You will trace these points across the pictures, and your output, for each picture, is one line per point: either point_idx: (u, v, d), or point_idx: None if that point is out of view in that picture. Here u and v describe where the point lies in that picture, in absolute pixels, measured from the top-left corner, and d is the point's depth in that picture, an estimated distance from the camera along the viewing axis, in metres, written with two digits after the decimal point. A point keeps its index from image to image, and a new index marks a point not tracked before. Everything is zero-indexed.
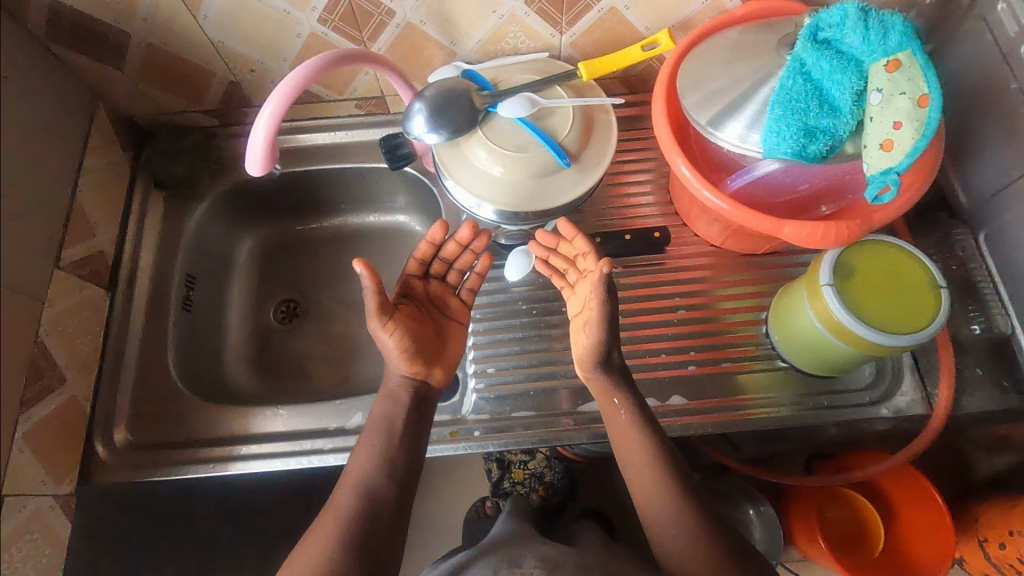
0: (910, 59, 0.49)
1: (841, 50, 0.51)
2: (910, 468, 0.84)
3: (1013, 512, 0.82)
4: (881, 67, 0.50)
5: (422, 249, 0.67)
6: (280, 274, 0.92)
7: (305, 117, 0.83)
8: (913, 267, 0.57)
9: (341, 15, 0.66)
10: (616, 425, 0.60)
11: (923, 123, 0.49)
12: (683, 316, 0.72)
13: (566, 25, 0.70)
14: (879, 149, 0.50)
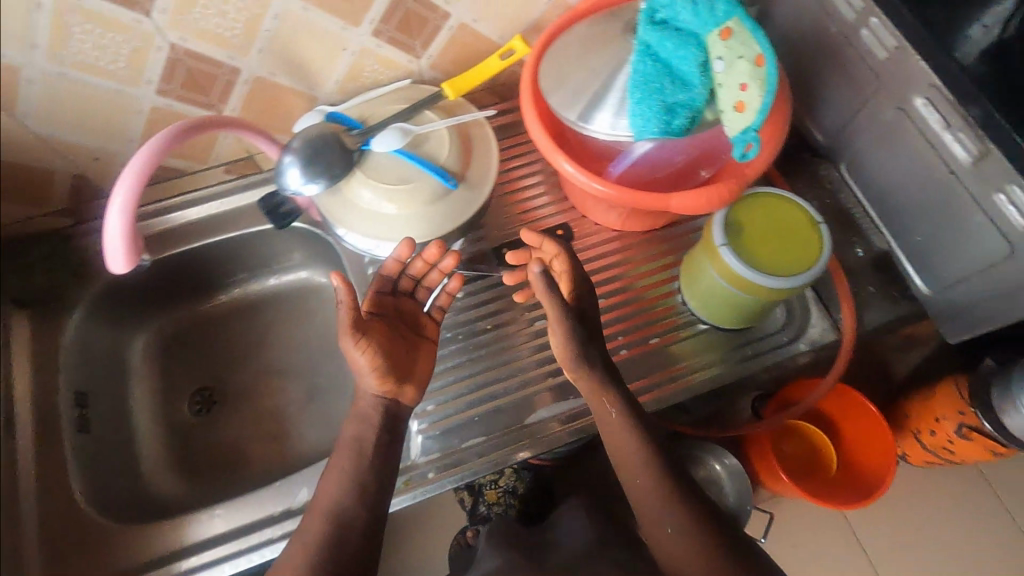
0: (739, 25, 0.53)
1: (680, 26, 0.54)
2: (843, 385, 0.90)
3: (935, 400, 0.90)
4: (716, 36, 0.53)
5: (389, 266, 0.64)
6: (185, 365, 0.84)
7: (171, 193, 0.77)
8: (793, 209, 0.61)
9: (181, 82, 0.62)
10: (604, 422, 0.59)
11: (765, 80, 0.51)
12: (604, 305, 0.73)
13: (421, 49, 0.69)
14: (734, 111, 0.53)
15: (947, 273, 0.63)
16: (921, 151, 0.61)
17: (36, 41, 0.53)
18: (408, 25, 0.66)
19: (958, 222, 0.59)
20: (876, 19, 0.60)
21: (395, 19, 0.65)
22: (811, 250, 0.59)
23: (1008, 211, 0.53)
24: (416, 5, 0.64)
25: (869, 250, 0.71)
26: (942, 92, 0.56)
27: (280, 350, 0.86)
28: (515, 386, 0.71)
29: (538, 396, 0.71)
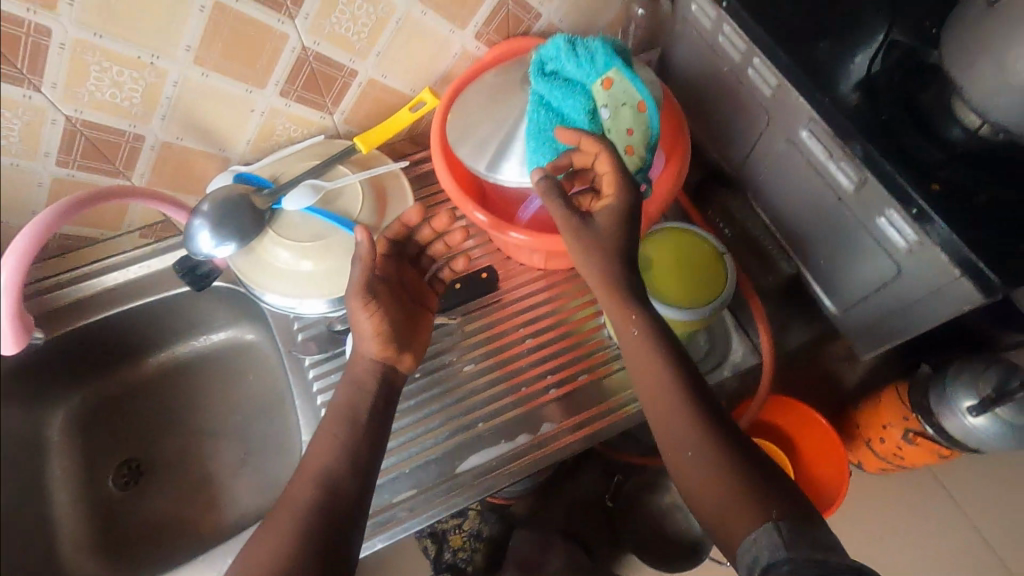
0: (618, 74, 0.55)
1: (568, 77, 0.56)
2: (789, 397, 0.92)
3: (882, 407, 0.92)
4: (599, 86, 0.56)
5: (394, 229, 0.64)
6: (110, 439, 0.80)
7: (85, 261, 0.75)
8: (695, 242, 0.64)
9: (82, 152, 0.61)
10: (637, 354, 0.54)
11: (648, 124, 0.56)
12: (529, 346, 0.75)
13: (332, 105, 0.70)
14: (626, 155, 0.56)
15: (848, 292, 0.66)
16: (810, 179, 0.64)
17: None
18: (315, 83, 0.67)
19: (851, 244, 0.62)
20: (758, 59, 0.63)
21: (301, 79, 0.65)
22: (715, 280, 0.61)
23: (889, 233, 0.56)
24: (320, 65, 0.65)
25: (778, 275, 0.73)
26: (820, 124, 0.59)
27: (212, 413, 0.84)
28: (445, 435, 0.70)
29: (468, 443, 0.70)
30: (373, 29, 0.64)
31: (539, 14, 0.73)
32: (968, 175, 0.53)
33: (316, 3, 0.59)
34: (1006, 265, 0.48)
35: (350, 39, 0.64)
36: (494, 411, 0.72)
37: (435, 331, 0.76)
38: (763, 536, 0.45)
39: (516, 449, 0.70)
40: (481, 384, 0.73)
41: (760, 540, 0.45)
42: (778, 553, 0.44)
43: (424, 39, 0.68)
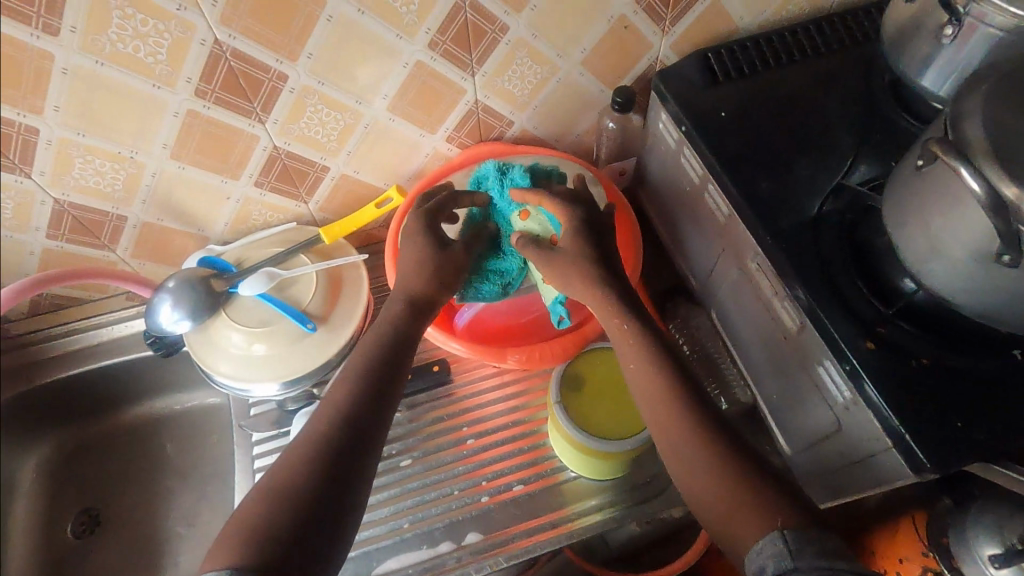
0: (537, 209, 0.66)
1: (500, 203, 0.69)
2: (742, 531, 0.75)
3: None
4: (520, 217, 0.67)
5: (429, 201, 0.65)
6: (77, 486, 0.85)
7: (73, 317, 0.79)
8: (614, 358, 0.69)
9: (69, 228, 0.67)
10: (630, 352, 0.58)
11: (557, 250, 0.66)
12: (472, 446, 0.73)
13: (306, 195, 0.74)
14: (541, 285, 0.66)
15: (796, 433, 0.61)
16: (760, 311, 0.61)
17: None
18: (288, 177, 0.71)
19: (797, 386, 0.58)
20: (712, 186, 0.63)
21: (274, 173, 0.70)
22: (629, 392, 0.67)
23: (827, 383, 0.53)
24: (292, 161, 0.69)
25: (733, 403, 0.69)
26: (766, 260, 0.57)
27: (175, 470, 0.88)
28: (369, 532, 0.68)
29: (390, 544, 0.67)
30: (342, 133, 0.68)
31: (511, 121, 0.75)
32: (910, 335, 0.50)
33: (285, 110, 0.63)
34: (927, 439, 0.46)
35: (320, 141, 0.68)
36: (423, 513, 0.69)
37: None
38: (769, 546, 0.44)
39: (438, 558, 0.67)
40: (414, 482, 0.71)
41: (762, 553, 0.44)
42: (783, 563, 0.42)
43: (393, 141, 0.72)
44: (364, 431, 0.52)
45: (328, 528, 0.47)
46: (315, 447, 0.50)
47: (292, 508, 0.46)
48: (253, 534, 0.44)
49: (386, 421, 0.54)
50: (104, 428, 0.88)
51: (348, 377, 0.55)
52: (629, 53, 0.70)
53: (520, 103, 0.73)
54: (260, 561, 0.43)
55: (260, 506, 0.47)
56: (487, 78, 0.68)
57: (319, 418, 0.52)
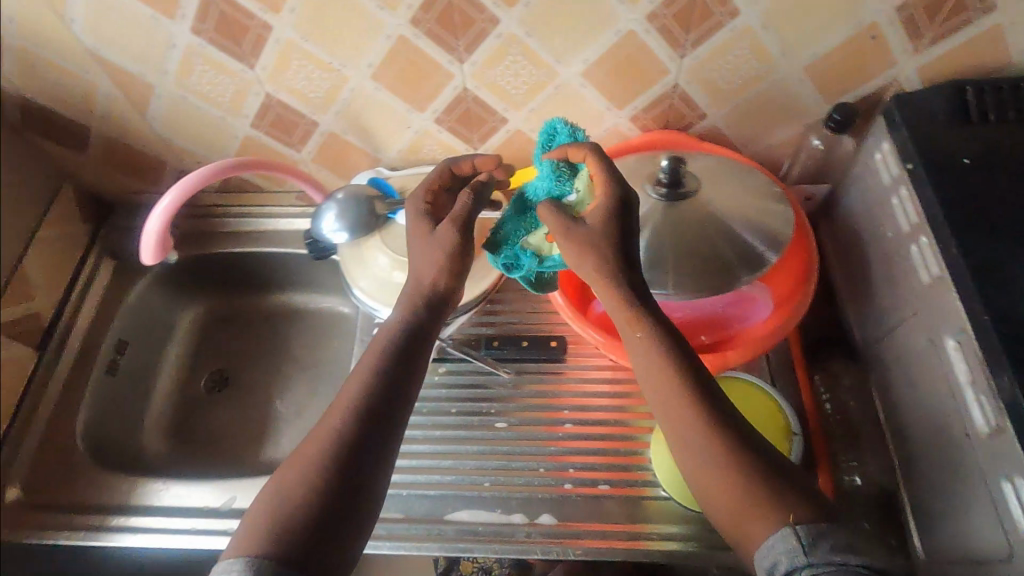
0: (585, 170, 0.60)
1: (557, 172, 0.59)
2: None
3: None
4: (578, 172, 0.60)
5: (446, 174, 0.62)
6: (217, 347, 0.96)
7: (256, 204, 0.91)
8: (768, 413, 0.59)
9: (270, 122, 0.73)
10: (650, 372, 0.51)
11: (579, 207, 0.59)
12: (569, 431, 0.72)
13: (478, 142, 0.75)
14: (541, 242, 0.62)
15: (943, 542, 0.53)
16: (940, 394, 0.53)
17: (166, 69, 0.67)
18: (467, 120, 0.72)
19: (966, 492, 0.50)
20: (925, 238, 0.54)
21: (457, 113, 0.71)
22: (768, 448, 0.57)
23: (1011, 502, 0.44)
24: (476, 106, 0.70)
25: (869, 483, 0.61)
26: (970, 339, 0.48)
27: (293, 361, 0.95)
28: (452, 478, 0.70)
29: (467, 497, 0.69)
30: (532, 88, 0.67)
31: (704, 114, 0.70)
32: None
33: (486, 54, 0.63)
34: None
35: (508, 92, 0.68)
36: (504, 478, 0.70)
37: (489, 377, 0.77)
38: (781, 541, 0.43)
39: (508, 527, 0.66)
40: (504, 446, 0.72)
41: (774, 545, 0.43)
42: (797, 558, 0.43)
43: (577, 109, 0.69)
44: (383, 420, 0.50)
45: (346, 520, 0.46)
46: (333, 438, 0.48)
47: (308, 504, 0.45)
48: (270, 529, 0.44)
49: (404, 406, 0.52)
50: (248, 305, 0.98)
51: (369, 359, 0.52)
52: (864, 68, 0.62)
53: (721, 97, 0.67)
54: (277, 556, 0.43)
55: (278, 499, 0.46)
56: (696, 63, 0.63)
57: (340, 407, 0.50)
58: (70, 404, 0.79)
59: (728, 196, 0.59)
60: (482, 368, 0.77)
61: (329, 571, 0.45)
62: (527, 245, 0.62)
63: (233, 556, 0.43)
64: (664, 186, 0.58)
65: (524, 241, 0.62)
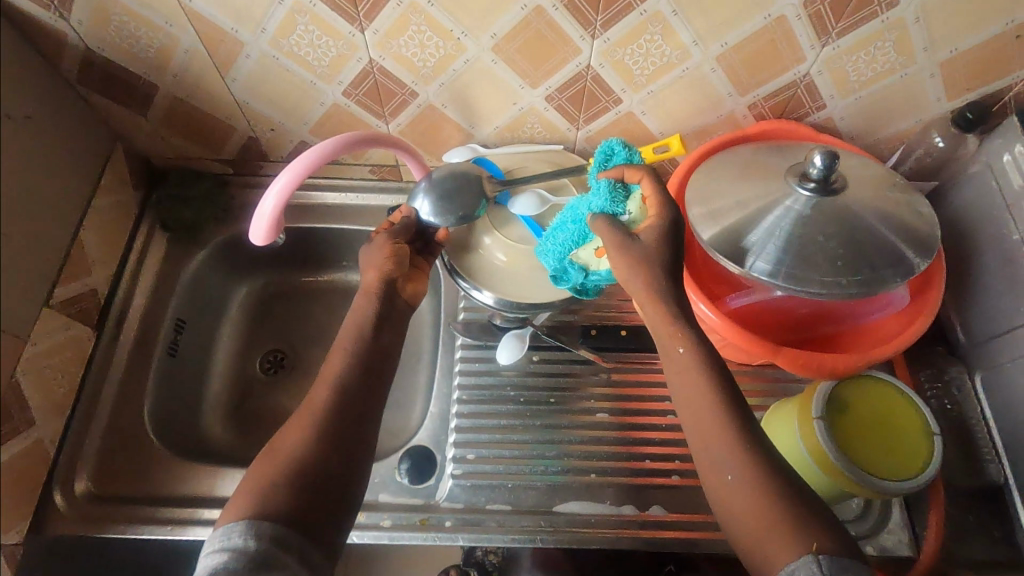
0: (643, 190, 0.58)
1: (612, 190, 0.58)
2: None
3: None
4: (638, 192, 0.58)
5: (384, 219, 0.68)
6: (271, 325, 0.90)
7: (319, 175, 0.84)
8: (913, 415, 0.56)
9: (366, 91, 0.68)
10: (686, 379, 0.52)
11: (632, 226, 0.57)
12: (672, 421, 0.72)
13: (583, 122, 0.72)
14: (595, 256, 0.62)
15: None
16: None
17: (263, 27, 0.61)
18: (580, 99, 0.68)
19: None
20: None
21: (571, 91, 0.67)
22: (908, 473, 0.54)
23: None
24: (594, 85, 0.66)
25: (979, 477, 0.63)
26: None
27: None
28: (556, 469, 0.69)
29: (575, 487, 0.68)
30: (658, 70, 0.64)
31: (824, 105, 0.68)
32: None
33: (623, 31, 0.60)
34: None
35: (632, 72, 0.64)
36: (610, 469, 0.69)
37: (582, 365, 0.75)
38: (803, 567, 0.44)
39: (617, 518, 0.67)
40: (607, 436, 0.71)
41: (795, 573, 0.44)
42: None
43: (698, 94, 0.67)
44: (364, 395, 0.56)
45: (337, 494, 0.50)
46: (314, 420, 0.52)
47: (295, 476, 0.49)
48: (262, 497, 0.47)
49: (375, 390, 0.57)
50: (303, 283, 0.93)
51: (349, 357, 0.57)
52: (999, 68, 0.61)
53: (848, 89, 0.65)
54: (273, 518, 0.46)
55: (265, 473, 0.49)
56: (835, 53, 0.61)
57: (318, 399, 0.54)
58: (133, 387, 0.73)
59: (870, 191, 0.58)
60: (577, 357, 0.76)
61: (322, 526, 0.48)
62: (575, 259, 0.63)
63: (225, 524, 0.46)
64: (814, 182, 0.56)
65: (572, 254, 0.63)
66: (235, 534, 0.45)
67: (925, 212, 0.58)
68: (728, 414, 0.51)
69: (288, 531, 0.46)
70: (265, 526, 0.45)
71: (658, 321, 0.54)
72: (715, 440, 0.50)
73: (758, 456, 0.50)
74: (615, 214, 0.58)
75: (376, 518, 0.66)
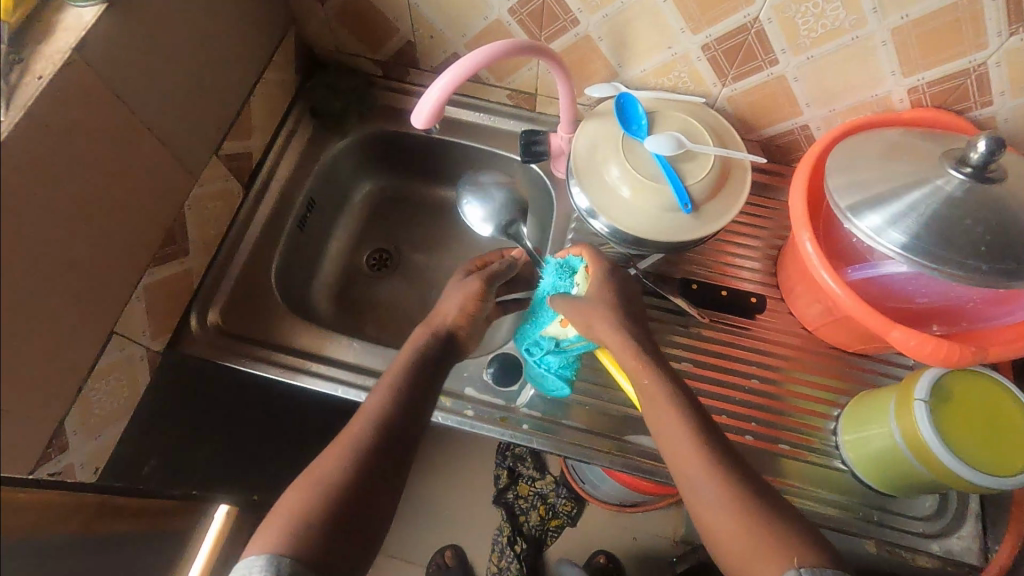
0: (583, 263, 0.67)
1: (561, 269, 0.67)
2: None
3: None
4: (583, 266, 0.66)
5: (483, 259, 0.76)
6: (385, 225, 0.98)
7: (459, 93, 0.88)
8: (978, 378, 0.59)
9: (530, 11, 0.71)
10: (658, 413, 0.56)
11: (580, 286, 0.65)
12: (756, 385, 0.71)
13: (731, 78, 0.72)
14: (559, 325, 0.66)
15: None
16: None
17: None
18: (736, 53, 0.69)
19: None
20: None
21: (729, 44, 0.68)
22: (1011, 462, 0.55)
23: None
24: (755, 40, 0.67)
25: None
26: None
27: (459, 259, 0.96)
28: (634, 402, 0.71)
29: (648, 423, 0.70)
30: (825, 34, 0.64)
31: (991, 102, 0.65)
32: None
33: None
34: None
35: (798, 31, 0.65)
36: None
37: (673, 316, 0.75)
38: None
39: None
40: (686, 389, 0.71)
41: None
42: None
43: (861, 67, 0.66)
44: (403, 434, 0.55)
45: (363, 539, 0.49)
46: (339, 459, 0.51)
47: (319, 499, 0.48)
48: (287, 534, 0.46)
49: (412, 430, 0.57)
50: (419, 193, 0.99)
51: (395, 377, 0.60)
52: None
53: (1021, 87, 0.62)
54: (296, 555, 0.44)
55: (298, 496, 0.49)
56: (1022, 44, 0.59)
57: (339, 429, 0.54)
58: (266, 248, 0.81)
59: None
60: (673, 308, 0.75)
61: (346, 559, 0.47)
62: (547, 334, 0.67)
63: (248, 556, 0.44)
64: (971, 168, 0.55)
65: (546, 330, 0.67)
66: (256, 569, 0.43)
67: None
68: (699, 431, 0.54)
69: (310, 566, 0.44)
70: (286, 562, 0.44)
71: (624, 355, 0.59)
72: (694, 459, 0.52)
73: (734, 475, 0.51)
74: (566, 287, 0.67)
75: (459, 406, 0.72)
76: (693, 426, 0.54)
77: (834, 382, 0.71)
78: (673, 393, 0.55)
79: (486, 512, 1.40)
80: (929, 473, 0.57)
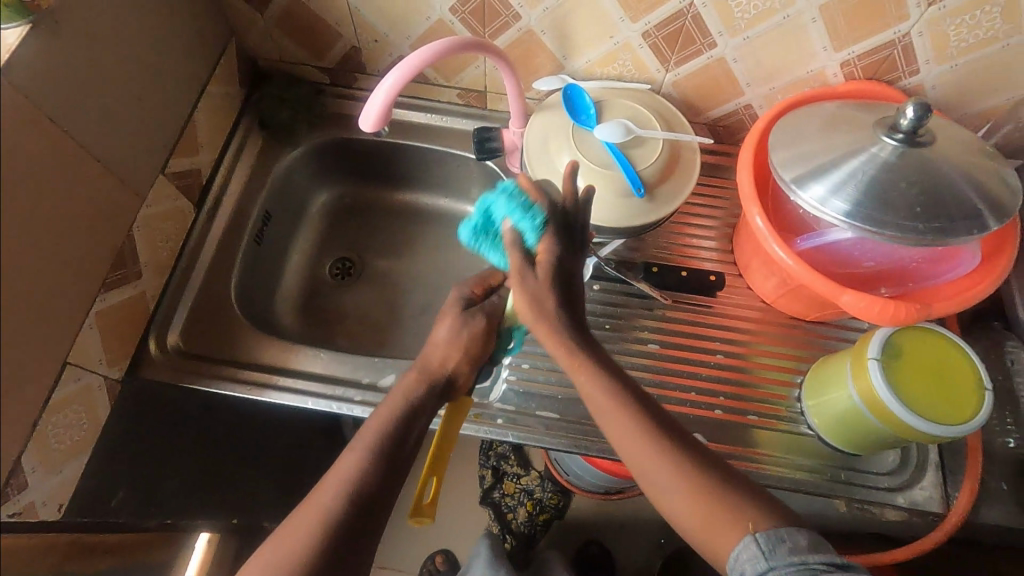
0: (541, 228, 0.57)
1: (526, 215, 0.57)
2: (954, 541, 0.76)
3: None
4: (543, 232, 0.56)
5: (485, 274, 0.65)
6: (346, 234, 0.97)
7: (409, 95, 0.88)
8: (924, 334, 0.62)
9: (471, 9, 0.72)
10: (607, 423, 0.54)
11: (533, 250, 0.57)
12: (722, 360, 0.73)
13: (673, 64, 0.74)
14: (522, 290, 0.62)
15: None
16: None
17: None
18: (676, 39, 0.71)
19: None
20: None
21: (668, 30, 0.70)
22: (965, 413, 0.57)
23: None
24: (692, 25, 0.68)
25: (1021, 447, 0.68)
26: None
27: (423, 261, 0.96)
28: None
29: None
30: (758, 15, 0.66)
31: (918, 71, 0.68)
32: None
33: None
34: None
35: (733, 14, 0.66)
36: (659, 397, 0.71)
37: (639, 299, 0.77)
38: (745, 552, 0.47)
39: None
40: (654, 369, 0.72)
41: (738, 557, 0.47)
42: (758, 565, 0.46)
43: (795, 45, 0.69)
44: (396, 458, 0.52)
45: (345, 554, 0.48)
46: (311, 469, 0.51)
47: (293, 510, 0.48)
48: None
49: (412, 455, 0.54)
50: (378, 199, 0.98)
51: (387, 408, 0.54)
52: None
53: (945, 54, 0.65)
54: None
55: None
56: (941, 13, 0.62)
57: None
58: (223, 265, 0.80)
59: (956, 150, 0.59)
60: (638, 292, 0.77)
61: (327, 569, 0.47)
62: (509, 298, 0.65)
63: None
64: (902, 134, 0.58)
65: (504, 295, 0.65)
66: None
67: (1014, 183, 0.58)
68: (651, 431, 0.52)
69: None
70: None
71: (556, 350, 0.55)
72: (655, 461, 0.52)
73: (703, 470, 0.51)
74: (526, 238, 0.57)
75: None
76: (641, 424, 0.53)
77: (796, 351, 0.74)
78: (628, 405, 0.53)
79: (474, 513, 1.39)
80: (893, 432, 0.59)
